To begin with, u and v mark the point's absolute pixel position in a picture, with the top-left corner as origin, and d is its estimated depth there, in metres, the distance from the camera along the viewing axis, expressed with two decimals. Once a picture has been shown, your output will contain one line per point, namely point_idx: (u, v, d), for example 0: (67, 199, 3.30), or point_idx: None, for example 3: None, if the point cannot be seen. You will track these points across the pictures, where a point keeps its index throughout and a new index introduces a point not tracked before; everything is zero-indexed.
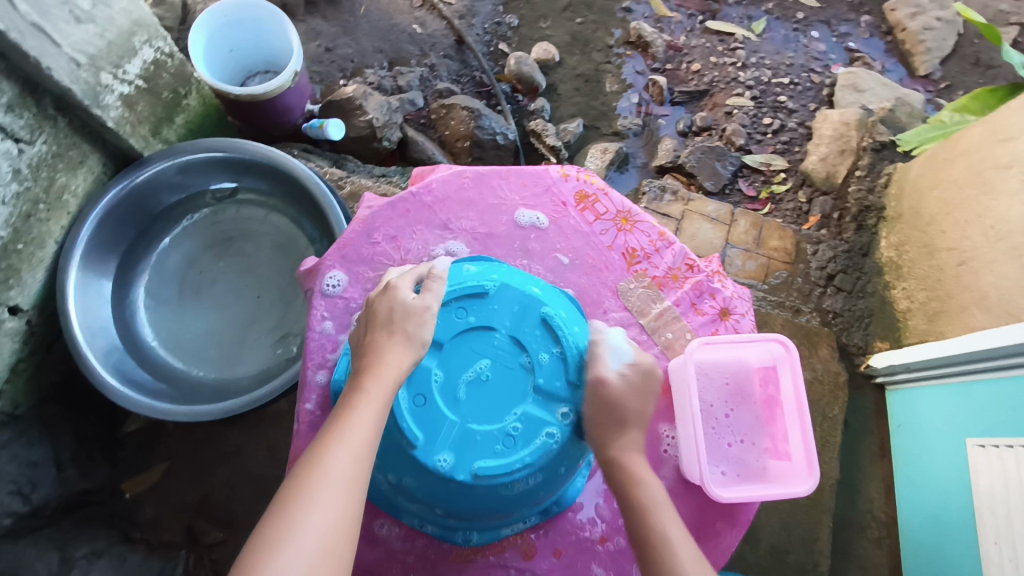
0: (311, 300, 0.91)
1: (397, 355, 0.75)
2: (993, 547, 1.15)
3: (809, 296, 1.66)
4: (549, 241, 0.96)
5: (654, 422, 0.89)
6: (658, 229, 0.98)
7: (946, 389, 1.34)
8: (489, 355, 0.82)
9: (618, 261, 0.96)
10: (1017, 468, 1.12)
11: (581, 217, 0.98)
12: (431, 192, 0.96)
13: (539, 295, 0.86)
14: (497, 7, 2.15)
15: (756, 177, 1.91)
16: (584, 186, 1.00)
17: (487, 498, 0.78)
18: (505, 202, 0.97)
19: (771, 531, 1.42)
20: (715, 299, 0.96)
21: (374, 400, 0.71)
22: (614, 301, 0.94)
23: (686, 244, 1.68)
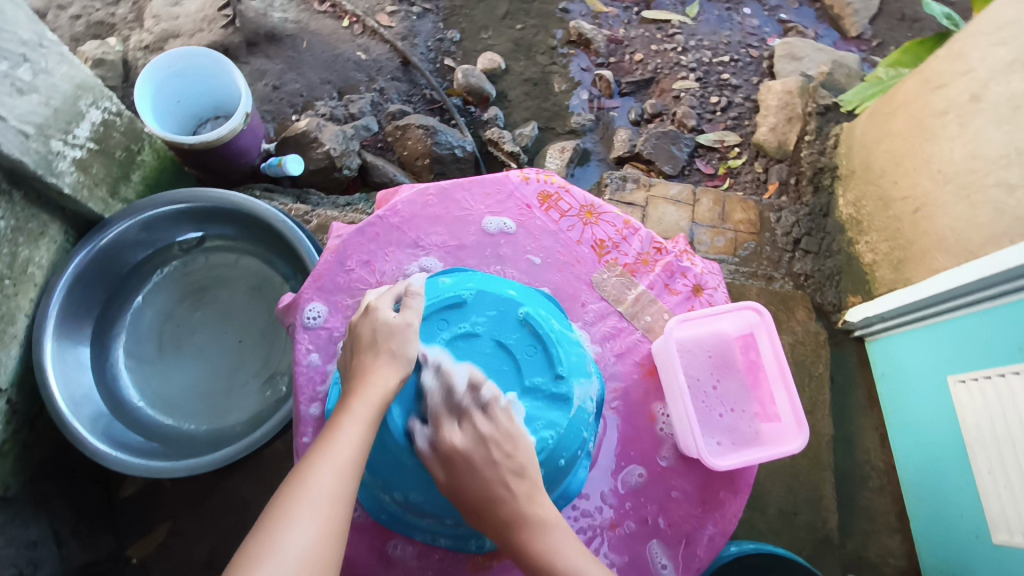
0: (294, 335, 0.91)
1: (385, 373, 0.76)
2: (988, 477, 1.19)
3: (779, 262, 1.70)
4: (519, 244, 0.98)
5: (647, 403, 0.91)
6: (623, 218, 1.01)
7: (922, 333, 1.39)
8: (478, 361, 0.83)
9: (588, 253, 0.98)
10: (999, 398, 1.16)
11: (547, 217, 1.00)
12: (397, 213, 0.98)
13: (516, 297, 0.88)
14: (438, 24, 2.18)
15: (712, 155, 1.97)
16: (546, 186, 1.02)
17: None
18: (471, 213, 0.99)
19: (777, 496, 1.45)
20: (687, 277, 0.98)
21: (358, 418, 0.72)
22: (590, 293, 0.96)
23: (653, 229, 1.72)
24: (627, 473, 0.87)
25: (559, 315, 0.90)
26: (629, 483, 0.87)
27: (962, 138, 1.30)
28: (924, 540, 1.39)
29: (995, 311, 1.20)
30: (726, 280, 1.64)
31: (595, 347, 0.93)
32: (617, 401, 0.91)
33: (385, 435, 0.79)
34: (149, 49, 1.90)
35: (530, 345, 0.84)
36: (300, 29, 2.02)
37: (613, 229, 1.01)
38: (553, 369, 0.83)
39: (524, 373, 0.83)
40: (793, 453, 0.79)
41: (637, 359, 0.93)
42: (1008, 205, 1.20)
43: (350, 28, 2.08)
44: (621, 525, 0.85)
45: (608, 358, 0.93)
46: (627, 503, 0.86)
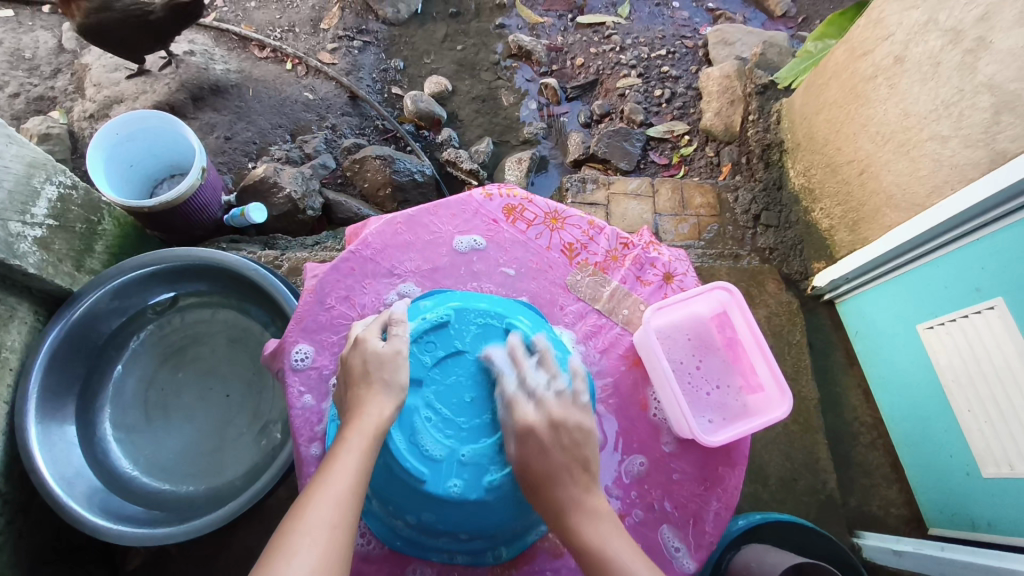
0: (284, 379, 0.91)
1: (379, 401, 0.77)
2: (968, 415, 1.25)
3: (743, 240, 1.76)
4: (492, 259, 1.00)
5: (639, 391, 0.94)
6: (586, 219, 1.04)
7: (887, 288, 1.45)
8: (468, 376, 0.85)
9: (559, 258, 1.01)
10: (966, 339, 1.23)
11: (514, 229, 1.02)
12: (369, 246, 0.99)
13: (496, 309, 0.90)
14: (380, 55, 2.20)
15: (664, 146, 2.05)
16: (508, 199, 1.04)
17: (504, 509, 0.80)
18: (441, 235, 1.01)
19: (776, 465, 1.47)
20: (656, 267, 1.02)
21: (354, 447, 0.73)
22: (567, 297, 0.98)
23: (619, 225, 1.76)
24: (630, 464, 0.89)
25: (540, 320, 0.93)
26: (632, 473, 0.89)
27: (893, 98, 1.37)
28: (920, 486, 1.43)
29: (949, 257, 1.27)
30: (696, 263, 1.68)
31: (580, 347, 0.96)
32: (609, 395, 0.93)
33: (390, 461, 0.80)
34: (94, 117, 1.88)
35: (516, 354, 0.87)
36: (244, 78, 2.03)
37: (580, 231, 1.04)
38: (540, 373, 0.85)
39: None
40: (780, 420, 0.82)
41: (622, 352, 0.96)
42: (945, 155, 1.26)
43: (293, 70, 2.09)
44: (630, 515, 0.87)
45: (594, 355, 0.96)
46: (632, 493, 0.88)
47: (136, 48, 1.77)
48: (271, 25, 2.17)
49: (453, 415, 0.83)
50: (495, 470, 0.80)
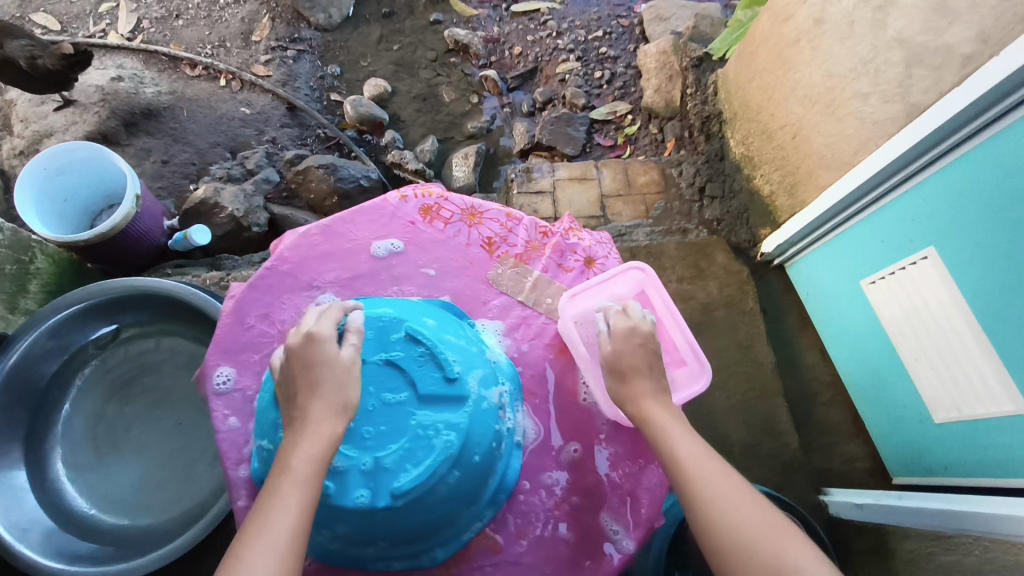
0: (208, 404, 0.91)
1: (314, 432, 0.71)
2: (915, 363, 1.27)
3: (690, 213, 1.77)
4: (411, 261, 0.99)
5: (566, 377, 0.94)
6: (504, 212, 1.05)
7: (830, 247, 1.47)
8: (371, 380, 0.78)
9: (479, 254, 1.00)
10: (907, 290, 1.25)
11: (432, 229, 1.01)
12: (285, 261, 0.98)
13: (399, 314, 0.84)
14: (316, 62, 2.18)
15: (608, 127, 2.05)
16: (424, 200, 1.04)
17: (423, 512, 0.75)
18: (358, 242, 1.00)
19: (738, 433, 1.49)
20: (577, 253, 1.02)
21: (289, 492, 0.67)
22: (490, 291, 0.98)
23: (566, 211, 1.76)
24: (563, 451, 0.89)
25: (446, 319, 0.87)
26: (564, 459, 0.89)
27: (816, 60, 1.38)
28: (881, 438, 1.45)
29: (881, 212, 1.29)
30: (645, 241, 1.69)
31: (505, 339, 0.95)
32: (535, 384, 0.93)
33: None
34: (24, 154, 1.84)
35: (418, 356, 0.79)
36: (177, 99, 2.00)
37: (497, 224, 1.04)
38: (442, 371, 0.78)
39: (415, 386, 0.77)
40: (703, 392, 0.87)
41: (547, 340, 0.96)
42: (867, 112, 1.28)
43: (227, 86, 2.06)
44: (566, 502, 0.87)
45: (520, 346, 0.95)
46: (569, 477, 0.88)
47: (19, 87, 1.70)
48: (200, 42, 2.13)
49: (357, 424, 0.76)
50: (405, 476, 0.73)
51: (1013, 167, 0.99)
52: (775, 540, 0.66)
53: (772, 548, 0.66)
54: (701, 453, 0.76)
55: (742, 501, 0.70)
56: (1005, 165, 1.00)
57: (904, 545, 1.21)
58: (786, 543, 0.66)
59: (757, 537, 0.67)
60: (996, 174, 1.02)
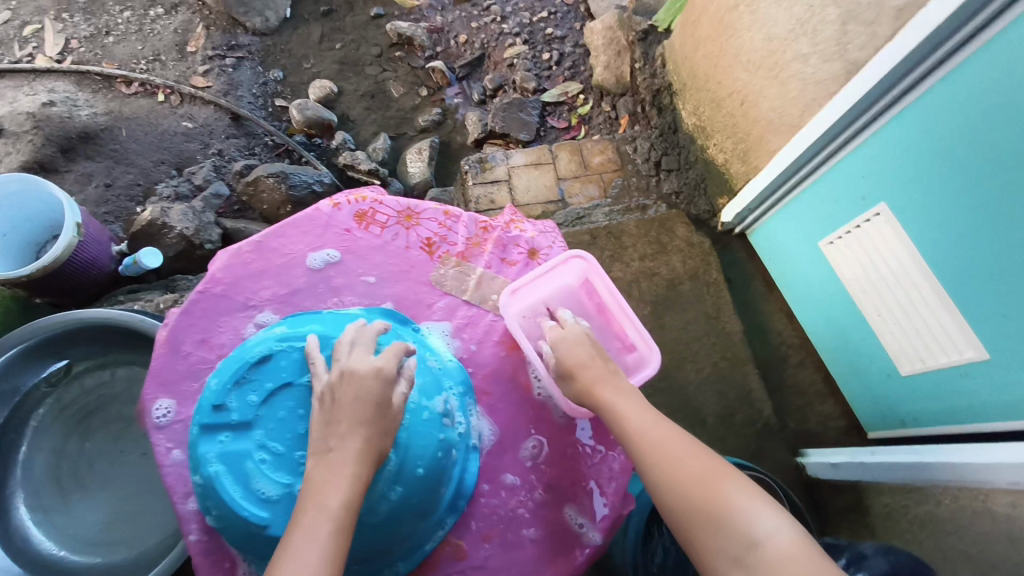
0: (151, 439, 0.88)
1: (344, 482, 0.67)
2: (879, 319, 1.27)
3: (648, 188, 1.76)
4: (350, 270, 0.96)
5: (518, 373, 0.92)
6: (441, 210, 1.02)
7: (788, 211, 1.46)
8: (301, 403, 0.77)
9: (419, 255, 0.98)
10: (864, 247, 1.25)
11: (369, 235, 0.99)
12: (219, 282, 0.95)
13: (326, 330, 0.82)
14: (257, 68, 2.12)
15: (561, 109, 2.02)
16: (358, 205, 1.01)
17: (369, 533, 0.73)
18: (293, 256, 0.97)
19: (711, 405, 1.49)
20: (520, 245, 1.01)
21: (317, 544, 0.63)
22: (434, 293, 0.96)
23: (524, 198, 1.73)
24: (522, 450, 0.88)
25: (379, 328, 0.85)
26: (522, 457, 0.88)
27: (756, 24, 1.36)
28: (854, 396, 1.46)
29: (834, 171, 1.29)
30: (605, 221, 1.67)
31: (453, 341, 0.93)
32: (488, 384, 0.91)
33: (229, 513, 0.75)
34: None
35: None
36: (114, 119, 1.93)
37: (434, 223, 1.01)
38: None
39: None
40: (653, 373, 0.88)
41: (496, 338, 0.94)
42: (808, 73, 1.27)
43: (166, 101, 2.00)
44: (528, 501, 0.86)
45: (469, 348, 0.93)
46: (530, 475, 0.87)
47: None
48: (134, 58, 2.06)
49: (289, 449, 0.75)
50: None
51: (963, 122, 0.98)
52: (721, 483, 0.70)
53: (718, 491, 0.69)
54: (649, 416, 0.79)
55: (689, 453, 0.74)
56: (954, 119, 1.00)
57: (878, 500, 1.23)
58: (729, 484, 0.69)
59: (702, 484, 0.70)
60: (943, 129, 1.02)
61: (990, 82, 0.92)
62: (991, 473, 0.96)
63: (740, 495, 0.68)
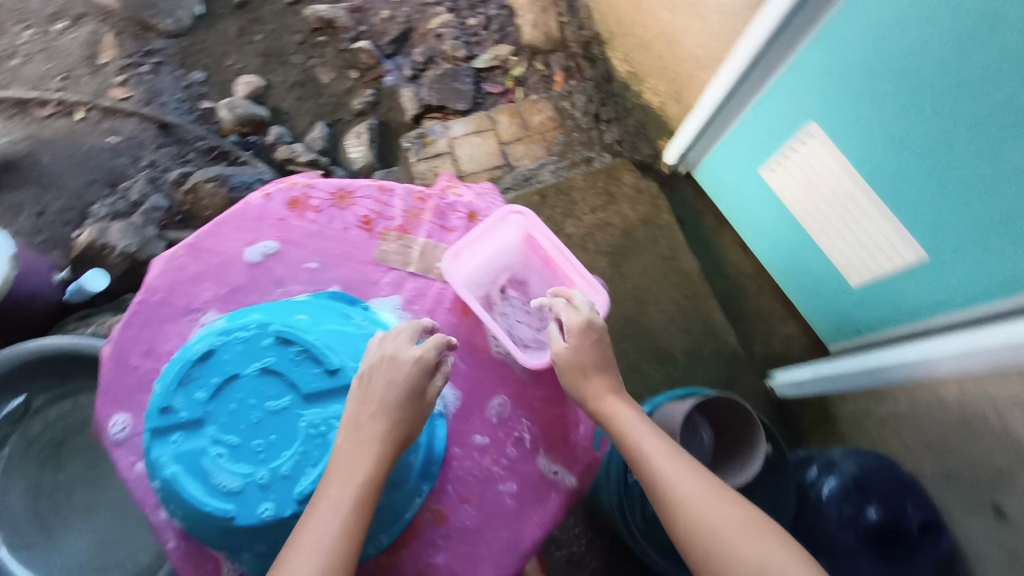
0: (112, 457, 0.88)
1: (365, 462, 0.72)
2: (823, 236, 1.31)
3: (591, 141, 1.74)
4: (290, 259, 0.95)
5: (474, 336, 0.93)
6: (375, 186, 1.00)
7: (727, 144, 1.47)
8: (251, 393, 0.78)
9: (359, 235, 0.97)
10: (799, 169, 1.28)
11: (304, 221, 0.97)
12: (156, 291, 0.93)
13: (267, 317, 0.82)
14: (178, 72, 2.04)
15: (495, 74, 1.96)
16: (290, 192, 0.98)
17: None
18: (229, 254, 0.95)
19: (678, 343, 1.53)
20: (458, 210, 1.00)
21: (333, 514, 0.69)
22: (380, 271, 0.95)
23: (470, 168, 1.72)
24: (488, 409, 0.89)
25: (321, 307, 0.85)
26: (488, 416, 0.89)
27: None
28: (812, 314, 1.50)
29: (765, 97, 1.30)
30: (552, 179, 1.67)
31: (403, 313, 0.93)
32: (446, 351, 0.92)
33: (193, 510, 0.76)
34: None
35: (293, 356, 0.79)
36: (35, 144, 1.85)
37: (371, 200, 0.99)
38: (322, 365, 0.78)
39: (298, 388, 0.77)
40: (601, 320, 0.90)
41: (448, 305, 0.94)
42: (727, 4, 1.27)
43: (87, 118, 1.91)
44: (501, 457, 0.87)
45: (422, 318, 0.93)
46: (500, 432, 0.88)
47: None
48: (44, 78, 1.97)
49: (245, 439, 0.76)
50: (305, 478, 0.74)
51: (895, 76, 1.01)
52: (751, 534, 0.73)
53: (745, 549, 0.72)
54: (670, 451, 0.81)
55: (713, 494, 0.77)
56: (893, 64, 1.00)
57: (844, 408, 1.28)
58: (755, 540, 0.72)
59: (727, 538, 0.73)
60: (887, 77, 1.02)
61: (932, 33, 0.92)
62: (944, 365, 1.02)
63: (766, 554, 0.71)
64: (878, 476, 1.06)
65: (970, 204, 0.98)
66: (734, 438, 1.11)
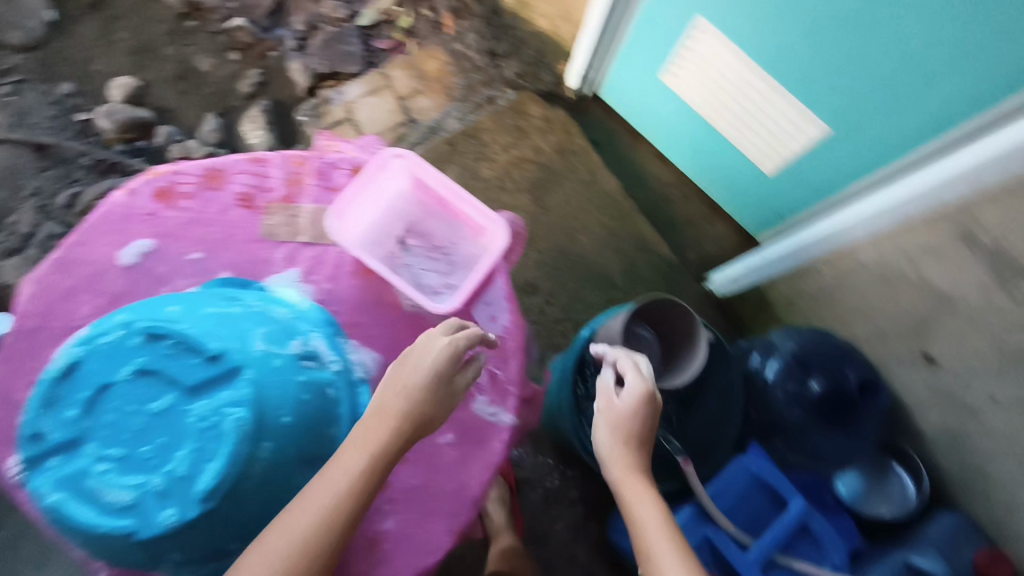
0: (17, 499, 0.80)
1: (387, 425, 0.73)
2: (734, 130, 1.30)
3: (491, 79, 1.67)
4: (170, 255, 0.90)
5: (381, 295, 0.91)
6: (246, 158, 0.94)
7: (626, 57, 1.43)
8: (128, 399, 0.65)
9: (239, 214, 0.92)
10: (704, 68, 1.25)
11: (177, 211, 0.92)
12: (29, 316, 0.86)
13: (132, 315, 0.70)
14: (40, 87, 1.82)
15: (383, 28, 1.75)
16: (156, 182, 0.92)
17: (258, 494, 0.68)
18: (101, 261, 0.89)
19: (613, 264, 1.54)
20: (341, 167, 0.96)
21: (348, 463, 0.69)
22: (272, 249, 0.91)
23: (371, 129, 1.65)
24: None
25: (197, 296, 0.75)
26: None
27: None
28: (739, 210, 1.52)
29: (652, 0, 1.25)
30: (458, 125, 1.62)
31: (304, 286, 0.89)
32: (357, 315, 0.90)
33: (88, 535, 0.65)
34: None
35: (167, 350, 0.67)
36: None
37: (247, 174, 0.94)
38: (201, 354, 0.67)
39: (177, 382, 0.66)
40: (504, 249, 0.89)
41: (349, 268, 0.91)
42: None
43: None
44: None
45: (324, 287, 0.91)
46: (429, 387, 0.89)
47: None
48: None
49: (130, 448, 0.64)
50: (205, 473, 0.63)
51: None
52: None
53: None
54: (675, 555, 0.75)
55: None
56: None
57: (777, 293, 1.31)
58: None
59: None
60: None
61: None
62: (860, 229, 1.03)
63: None
64: (818, 348, 1.09)
65: (892, 93, 0.97)
66: (676, 341, 1.12)
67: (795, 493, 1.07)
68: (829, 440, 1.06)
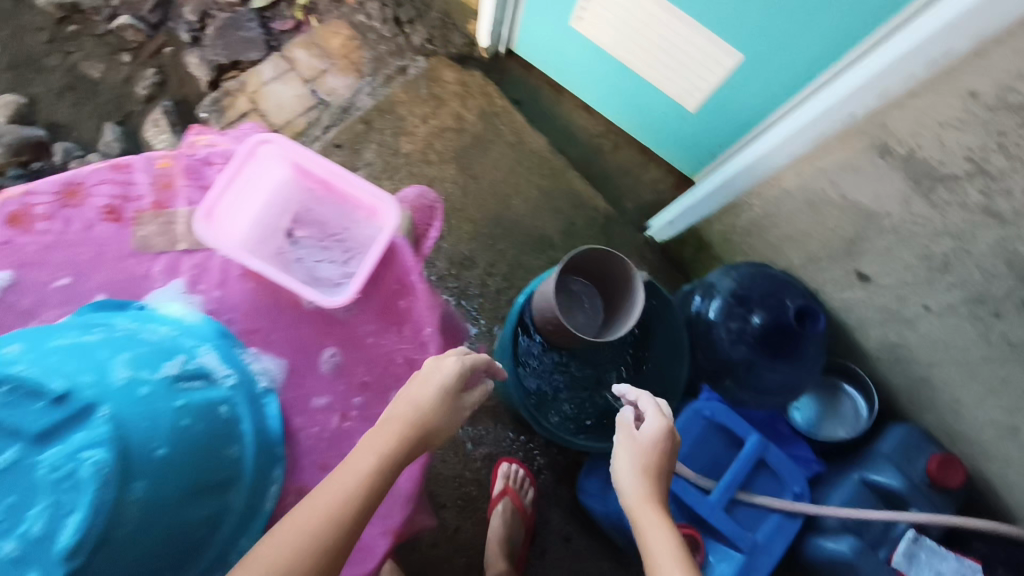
0: None
1: (395, 428, 0.76)
2: (651, 71, 1.25)
3: (400, 49, 1.58)
4: (35, 284, 0.85)
5: (278, 293, 0.91)
6: (105, 165, 0.88)
7: (532, 8, 1.37)
8: None
9: (109, 229, 0.88)
10: (613, 11, 1.18)
11: (39, 235, 0.86)
12: None
13: None
14: None
15: (281, 7, 1.64)
16: (7, 206, 0.84)
17: (144, 539, 0.60)
18: None
19: (552, 225, 1.49)
20: (212, 164, 0.94)
21: (362, 459, 0.72)
22: (151, 263, 0.89)
23: (280, 118, 1.55)
24: (324, 362, 0.90)
25: (44, 334, 0.69)
26: (316, 366, 0.89)
27: None
28: (669, 152, 1.49)
29: None
30: (371, 101, 1.53)
31: (193, 296, 0.88)
32: (255, 321, 0.89)
33: None
34: None
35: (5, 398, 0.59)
36: None
37: (109, 184, 0.89)
38: (47, 395, 0.60)
39: (20, 432, 0.57)
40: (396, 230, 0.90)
41: (238, 273, 0.90)
42: None
43: None
44: (350, 410, 0.88)
45: (214, 294, 0.89)
46: (342, 386, 0.89)
47: None
48: None
49: None
50: (65, 529, 0.55)
51: None
52: None
53: None
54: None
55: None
56: None
57: (713, 232, 1.28)
58: None
59: None
60: None
61: None
62: (778, 156, 1.00)
63: None
64: (756, 283, 1.07)
65: (796, 14, 0.92)
66: (616, 294, 1.09)
67: (750, 431, 1.07)
68: (774, 373, 1.04)
